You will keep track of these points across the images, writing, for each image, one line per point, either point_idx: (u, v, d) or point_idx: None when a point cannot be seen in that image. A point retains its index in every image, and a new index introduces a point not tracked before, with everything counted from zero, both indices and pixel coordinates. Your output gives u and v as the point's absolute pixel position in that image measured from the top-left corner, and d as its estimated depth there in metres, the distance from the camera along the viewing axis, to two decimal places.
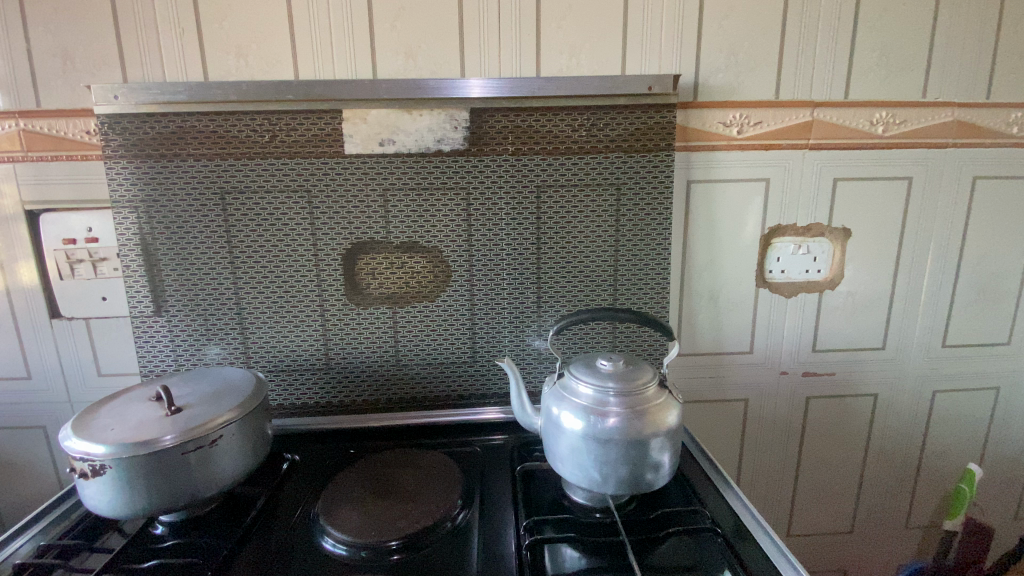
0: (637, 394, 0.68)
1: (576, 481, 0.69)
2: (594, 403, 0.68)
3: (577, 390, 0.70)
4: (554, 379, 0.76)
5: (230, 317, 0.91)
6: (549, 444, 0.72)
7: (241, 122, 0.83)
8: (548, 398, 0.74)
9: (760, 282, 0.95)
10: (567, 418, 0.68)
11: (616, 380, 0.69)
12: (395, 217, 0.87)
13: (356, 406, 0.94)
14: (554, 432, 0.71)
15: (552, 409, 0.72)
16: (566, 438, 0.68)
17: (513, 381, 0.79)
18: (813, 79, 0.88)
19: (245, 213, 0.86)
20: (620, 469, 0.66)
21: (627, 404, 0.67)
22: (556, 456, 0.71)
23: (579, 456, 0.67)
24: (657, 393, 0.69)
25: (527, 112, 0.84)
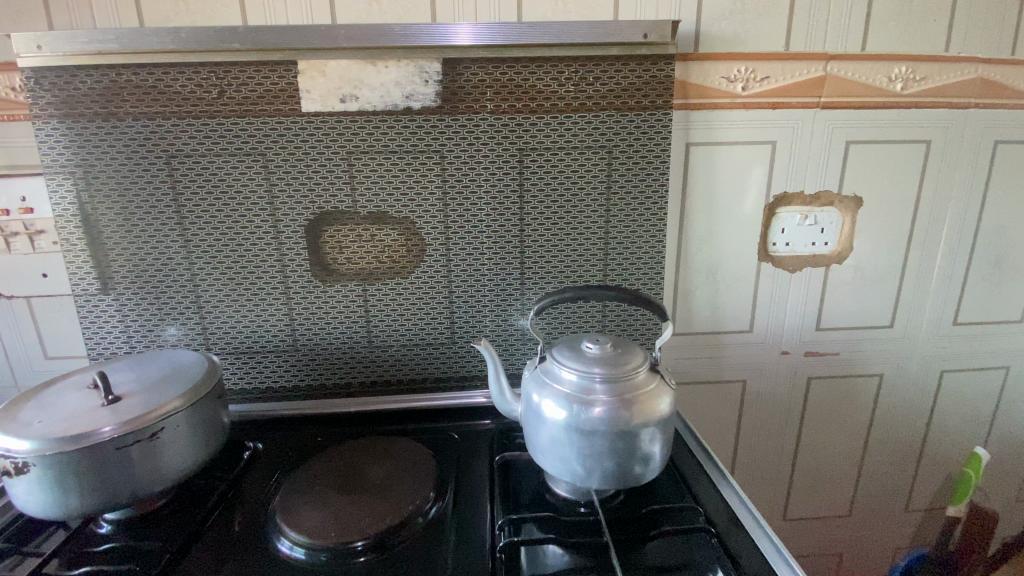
0: (626, 380, 0.61)
1: (559, 475, 0.63)
2: (577, 390, 0.61)
3: (559, 375, 0.63)
4: (536, 364, 0.69)
5: (184, 296, 0.83)
6: (529, 435, 0.66)
7: (183, 75, 0.73)
8: (528, 384, 0.67)
9: (762, 256, 0.88)
10: (548, 407, 0.62)
11: (602, 365, 0.62)
12: (362, 184, 0.78)
13: (326, 391, 0.87)
14: (534, 422, 0.64)
15: (532, 397, 0.65)
16: (547, 429, 0.62)
17: (491, 365, 0.72)
18: (828, 28, 0.79)
19: (195, 179, 0.77)
20: (607, 463, 0.59)
21: (614, 392, 0.60)
22: (537, 448, 0.64)
23: (561, 448, 0.61)
24: (648, 378, 0.62)
25: (507, 65, 0.74)
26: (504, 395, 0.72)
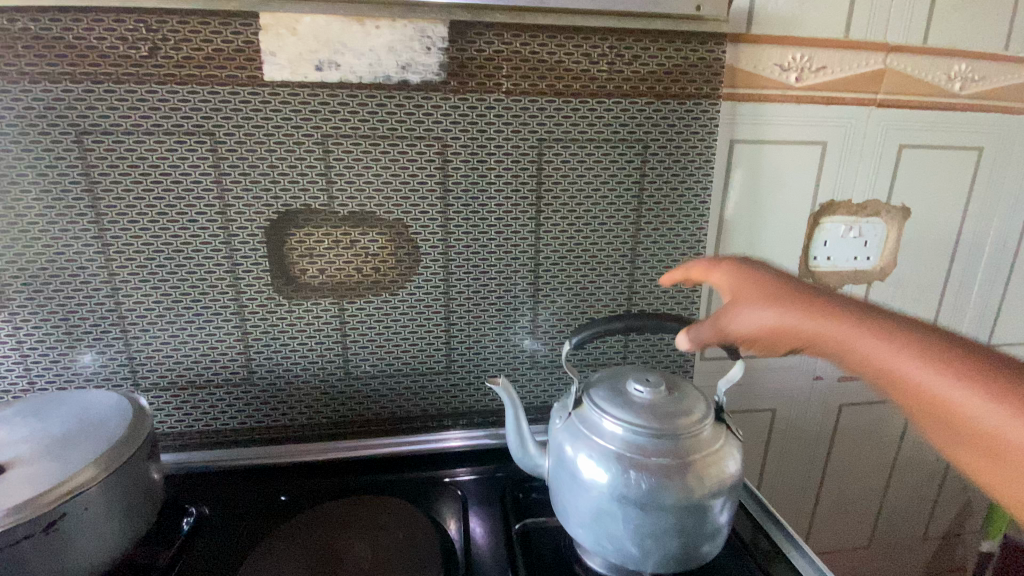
0: (692, 438, 0.48)
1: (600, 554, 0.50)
2: (634, 454, 0.47)
3: (602, 427, 0.50)
4: (567, 408, 0.55)
5: (104, 317, 0.63)
6: (560, 501, 0.52)
7: (100, 24, 0.54)
8: (559, 437, 0.53)
9: (803, 271, 0.78)
10: (594, 474, 0.48)
11: (662, 418, 0.49)
12: (341, 177, 0.62)
13: (291, 433, 0.70)
14: (570, 488, 0.50)
15: (567, 456, 0.51)
16: (592, 502, 0.48)
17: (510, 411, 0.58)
18: (892, 15, 0.69)
19: (118, 164, 0.58)
20: (669, 545, 0.47)
21: (681, 456, 0.47)
22: (573, 520, 0.51)
23: (610, 526, 0.48)
24: (715, 433, 0.50)
25: (530, 34, 0.60)
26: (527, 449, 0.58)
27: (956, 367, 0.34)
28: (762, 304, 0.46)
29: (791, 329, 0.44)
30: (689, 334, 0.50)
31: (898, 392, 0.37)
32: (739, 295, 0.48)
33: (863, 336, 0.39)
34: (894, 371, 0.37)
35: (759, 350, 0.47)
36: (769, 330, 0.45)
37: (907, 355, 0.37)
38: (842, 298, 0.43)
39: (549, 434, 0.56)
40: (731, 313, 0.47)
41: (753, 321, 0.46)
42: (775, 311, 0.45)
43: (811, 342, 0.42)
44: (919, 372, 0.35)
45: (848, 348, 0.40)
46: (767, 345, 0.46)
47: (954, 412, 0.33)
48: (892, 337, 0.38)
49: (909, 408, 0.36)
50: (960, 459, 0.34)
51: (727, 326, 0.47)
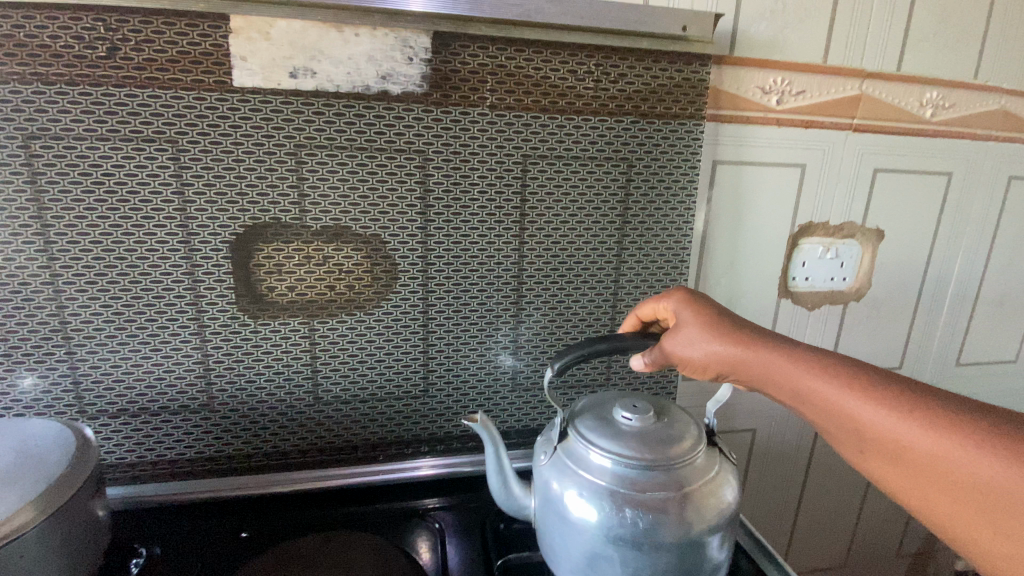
0: (688, 469, 0.46)
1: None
2: (628, 490, 0.45)
3: (590, 461, 0.47)
4: (552, 442, 0.52)
5: (47, 337, 0.58)
6: (549, 543, 0.49)
7: (51, 19, 0.50)
8: (545, 473, 0.50)
9: (782, 292, 0.79)
10: (585, 514, 0.45)
11: (654, 449, 0.47)
12: (315, 190, 0.59)
13: (255, 462, 0.65)
14: (560, 530, 0.47)
15: (555, 493, 0.48)
16: (584, 545, 0.45)
17: (491, 452, 0.55)
18: (868, 42, 0.70)
19: (67, 172, 0.54)
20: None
21: (677, 490, 0.45)
22: (563, 563, 0.48)
23: (604, 569, 0.45)
24: (710, 462, 0.48)
25: (515, 47, 0.59)
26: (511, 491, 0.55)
27: (924, 419, 0.38)
28: (717, 338, 0.50)
29: (749, 363, 0.48)
30: (643, 357, 0.54)
31: (869, 442, 0.40)
32: (692, 326, 0.52)
33: (827, 385, 0.43)
34: (866, 422, 0.40)
35: (710, 375, 0.52)
36: (726, 359, 0.50)
37: (876, 412, 0.40)
38: (796, 342, 0.48)
39: (534, 468, 0.53)
40: (684, 344, 0.51)
41: (708, 351, 0.50)
42: (731, 346, 0.49)
43: (767, 376, 0.47)
44: (895, 425, 0.39)
45: (813, 395, 0.44)
46: (719, 371, 0.51)
47: (932, 463, 0.37)
48: (860, 389, 0.41)
49: (877, 447, 0.40)
50: (924, 500, 0.38)
51: (679, 353, 0.52)
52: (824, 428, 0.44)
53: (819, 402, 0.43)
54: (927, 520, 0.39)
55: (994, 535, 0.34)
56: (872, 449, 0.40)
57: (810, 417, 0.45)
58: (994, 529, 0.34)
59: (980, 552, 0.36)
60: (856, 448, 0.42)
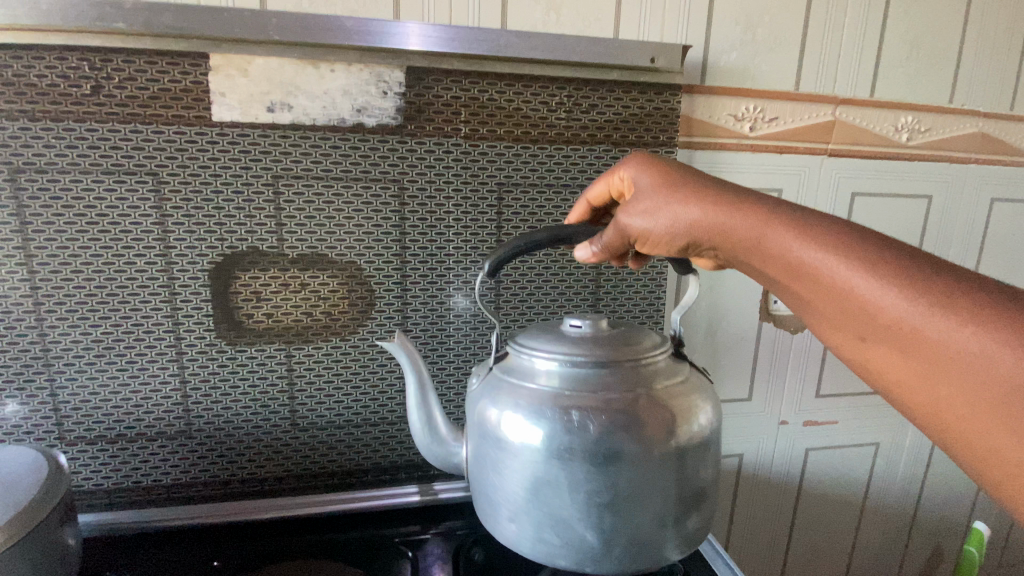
0: (646, 368, 0.44)
1: (551, 556, 0.43)
2: (574, 392, 0.42)
3: (534, 370, 0.45)
4: (490, 372, 0.49)
5: (28, 365, 0.59)
6: (493, 490, 0.45)
7: (39, 60, 0.52)
8: (483, 401, 0.46)
9: (763, 315, 0.79)
10: (528, 433, 0.42)
11: (604, 350, 0.44)
12: (292, 218, 0.60)
13: (232, 487, 0.66)
14: (503, 464, 0.43)
15: (495, 420, 0.44)
16: (531, 474, 0.42)
17: (414, 392, 0.53)
18: (838, 71, 0.72)
19: (51, 204, 0.55)
20: (635, 517, 0.41)
21: (631, 391, 0.42)
22: (512, 511, 0.43)
23: (557, 501, 0.41)
24: (671, 371, 0.46)
25: (488, 80, 0.61)
26: (438, 434, 0.53)
27: (942, 301, 0.30)
28: (694, 204, 0.43)
29: (729, 233, 0.41)
30: (590, 246, 0.48)
31: (868, 322, 0.33)
32: (660, 195, 0.44)
33: (824, 256, 0.35)
34: (868, 300, 0.33)
35: (676, 250, 0.45)
36: (699, 230, 0.43)
37: (879, 286, 0.33)
38: (794, 206, 0.40)
39: (468, 402, 0.49)
40: (648, 215, 0.45)
41: (679, 221, 0.43)
42: (708, 211, 0.42)
43: (749, 248, 0.40)
44: (902, 303, 0.31)
45: (806, 267, 0.36)
46: (687, 245, 0.44)
47: (945, 351, 0.30)
48: (867, 260, 0.34)
49: (875, 331, 0.33)
50: (922, 393, 0.32)
51: (636, 227, 0.45)
52: (814, 307, 0.37)
53: (808, 280, 0.36)
54: (917, 418, 0.33)
55: (1003, 437, 0.28)
56: (870, 331, 0.34)
57: (796, 293, 0.38)
58: (1005, 429, 0.28)
59: (975, 456, 0.30)
60: (851, 331, 0.35)
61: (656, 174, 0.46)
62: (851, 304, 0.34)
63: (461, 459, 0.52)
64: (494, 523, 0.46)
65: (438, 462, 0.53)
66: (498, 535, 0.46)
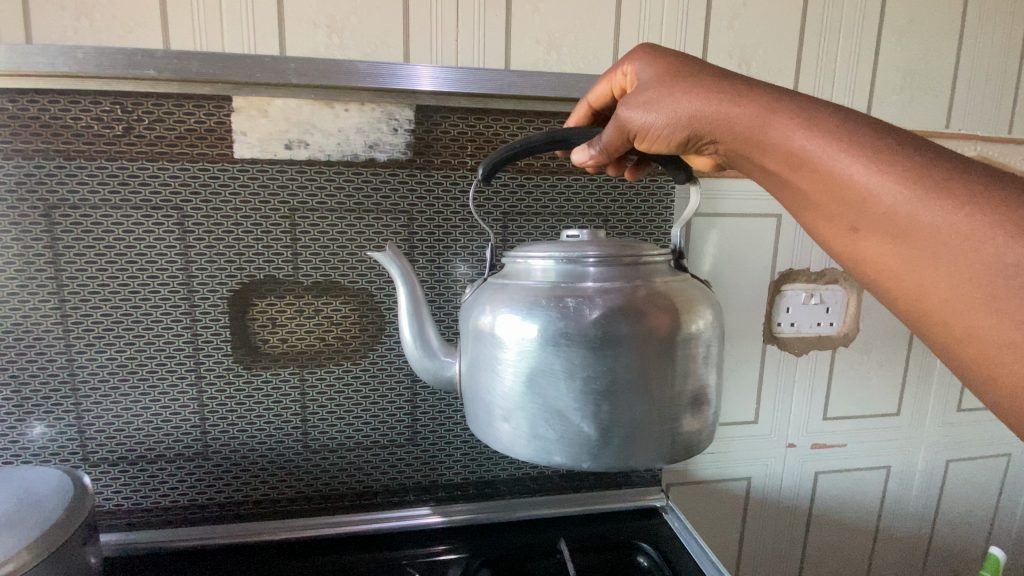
0: (646, 267, 0.43)
1: (547, 453, 0.40)
2: (568, 284, 0.41)
3: (529, 274, 0.43)
4: (483, 283, 0.48)
5: (56, 389, 0.62)
6: (486, 391, 0.43)
7: (77, 106, 0.57)
8: (475, 311, 0.44)
9: (768, 338, 0.80)
10: (520, 326, 0.40)
11: (601, 246, 0.43)
12: (307, 247, 0.63)
13: (246, 509, 0.67)
14: (495, 361, 0.41)
15: (487, 326, 0.42)
16: (525, 363, 0.39)
17: (406, 306, 0.52)
18: (832, 100, 0.75)
19: (84, 238, 0.59)
20: (635, 409, 0.39)
21: (629, 281, 0.41)
22: (506, 408, 0.41)
23: (553, 392, 0.39)
24: (670, 272, 0.44)
25: (493, 116, 0.64)
26: (430, 350, 0.51)
27: (942, 187, 0.29)
28: (693, 93, 0.39)
29: (726, 124, 0.38)
30: (589, 148, 0.45)
31: (862, 213, 0.32)
32: (660, 87, 0.41)
33: (824, 144, 0.33)
34: (865, 188, 0.31)
35: (675, 149, 0.42)
36: (700, 122, 0.39)
37: (878, 173, 0.31)
38: (796, 93, 0.37)
39: (462, 315, 0.48)
40: (649, 107, 0.41)
41: (679, 112, 0.40)
42: (708, 99, 0.39)
43: (746, 141, 0.38)
44: (899, 190, 0.30)
45: (804, 158, 0.34)
46: (688, 140, 0.41)
47: (940, 236, 0.29)
48: (868, 146, 0.32)
49: (870, 220, 0.32)
50: (910, 282, 0.31)
51: (637, 122, 0.41)
52: (809, 200, 0.35)
53: (806, 171, 0.35)
54: (902, 310, 0.33)
55: (990, 320, 0.28)
56: (864, 221, 0.32)
57: (791, 186, 0.37)
58: (992, 316, 0.28)
59: (958, 346, 0.30)
60: (845, 222, 0.34)
61: (655, 64, 0.42)
62: (849, 193, 0.32)
63: (453, 373, 0.50)
64: (488, 426, 0.43)
65: (430, 380, 0.51)
66: (492, 440, 0.44)
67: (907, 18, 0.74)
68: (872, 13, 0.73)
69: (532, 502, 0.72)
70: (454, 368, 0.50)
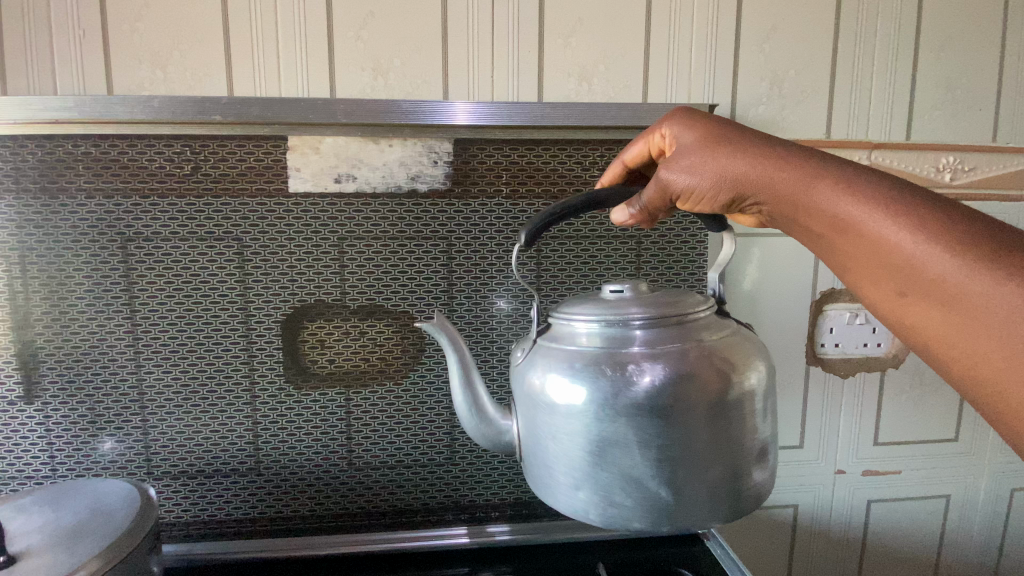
0: (694, 326, 0.43)
1: (627, 521, 0.41)
2: (617, 349, 0.42)
3: (575, 336, 0.44)
4: (530, 343, 0.49)
5: (126, 406, 0.67)
6: (551, 461, 0.43)
7: (152, 149, 0.63)
8: (525, 371, 0.46)
9: (811, 359, 0.78)
10: (571, 392, 0.41)
11: (645, 304, 0.44)
12: (354, 273, 0.67)
13: (296, 524, 0.70)
14: (556, 429, 0.42)
15: (538, 389, 0.43)
16: (592, 432, 0.40)
17: (457, 374, 0.53)
18: (869, 117, 0.74)
19: (156, 267, 0.65)
20: (707, 470, 0.40)
21: (680, 342, 0.42)
22: (566, 473, 0.42)
23: (628, 461, 0.40)
24: (719, 324, 0.45)
25: (527, 146, 0.67)
26: (486, 416, 0.52)
27: (993, 258, 0.29)
28: (737, 155, 0.40)
29: (771, 186, 0.39)
30: (629, 209, 0.45)
31: (911, 278, 0.32)
32: (702, 150, 0.42)
33: (870, 210, 0.34)
34: (913, 255, 0.32)
35: (719, 207, 0.43)
36: (744, 183, 0.40)
37: (925, 242, 0.31)
38: (837, 158, 0.38)
39: (511, 374, 0.49)
40: (691, 169, 0.41)
41: (724, 174, 0.40)
42: (750, 162, 0.39)
43: (790, 204, 0.38)
44: (950, 261, 0.30)
45: (850, 222, 0.35)
46: (733, 199, 0.41)
47: (994, 308, 0.29)
48: (914, 215, 0.32)
49: (919, 287, 0.32)
50: (962, 353, 0.31)
51: (679, 183, 0.42)
52: (853, 264, 0.36)
53: (851, 235, 0.35)
54: (953, 380, 0.32)
55: None
56: (912, 287, 0.32)
57: (833, 248, 0.37)
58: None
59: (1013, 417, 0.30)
60: (891, 287, 0.34)
61: (694, 125, 0.44)
62: (895, 259, 0.33)
63: (511, 436, 0.50)
64: (557, 497, 0.44)
65: (488, 443, 0.52)
66: (563, 510, 0.44)
67: (945, 33, 0.73)
68: (908, 30, 0.73)
69: (570, 525, 0.72)
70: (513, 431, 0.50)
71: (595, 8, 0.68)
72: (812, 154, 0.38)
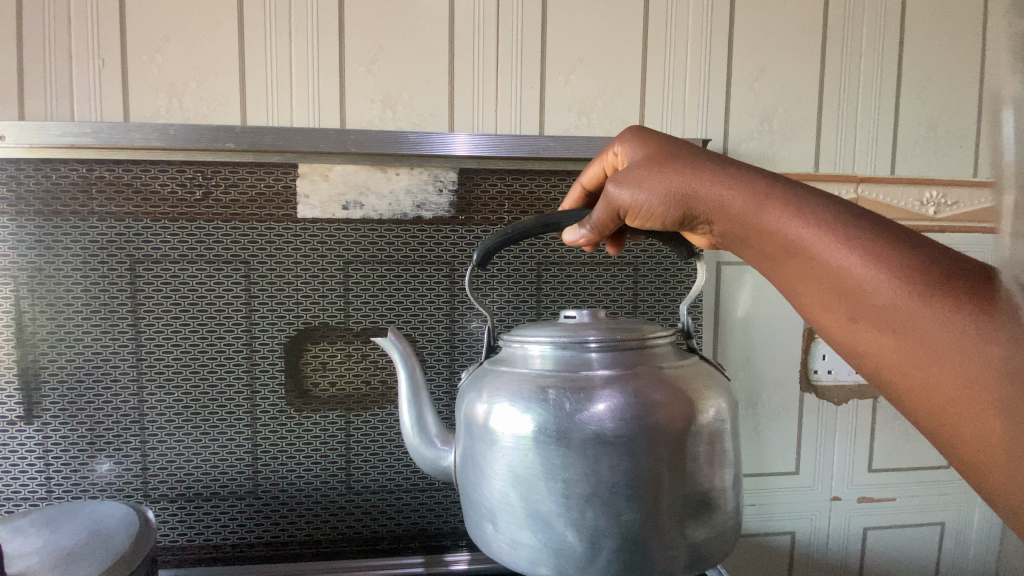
0: (648, 358, 0.44)
1: (533, 563, 0.40)
2: (565, 373, 0.42)
3: (530, 357, 0.45)
4: (478, 367, 0.49)
5: (125, 427, 0.67)
6: (476, 490, 0.43)
7: (165, 174, 0.64)
8: (472, 402, 0.45)
9: (805, 387, 0.79)
10: (518, 423, 0.40)
11: (599, 331, 0.44)
12: (358, 298, 0.68)
13: (293, 550, 0.70)
14: (499, 466, 0.41)
15: (484, 419, 0.43)
16: (511, 463, 0.40)
17: (407, 392, 0.53)
18: (856, 152, 0.77)
19: (163, 289, 0.66)
20: (623, 515, 0.38)
21: (632, 370, 0.42)
22: (513, 520, 0.40)
23: (535, 495, 0.39)
24: (676, 359, 0.45)
25: (528, 177, 0.70)
26: (429, 436, 0.51)
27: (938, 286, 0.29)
28: (687, 175, 0.42)
29: (721, 206, 0.40)
30: (579, 229, 0.48)
31: (863, 305, 0.32)
32: (651, 167, 0.43)
33: (820, 234, 0.34)
34: (863, 280, 0.32)
35: (670, 225, 0.44)
36: (693, 202, 0.41)
37: (874, 265, 0.32)
38: (786, 181, 0.39)
39: (459, 397, 0.48)
40: (639, 187, 0.43)
41: (672, 192, 0.42)
42: (699, 183, 0.41)
43: (740, 224, 0.39)
44: (898, 286, 0.30)
45: (802, 245, 0.35)
46: (683, 216, 0.43)
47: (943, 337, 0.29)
48: (863, 239, 0.33)
49: (872, 314, 0.32)
50: (915, 381, 0.30)
51: (626, 199, 0.44)
52: (805, 288, 0.36)
53: (803, 259, 0.35)
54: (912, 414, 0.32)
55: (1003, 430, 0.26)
56: (864, 313, 0.32)
57: (787, 272, 0.37)
58: (1000, 419, 0.27)
59: (965, 448, 0.29)
60: (843, 314, 0.33)
61: (641, 146, 0.46)
62: (845, 284, 0.33)
63: (448, 463, 0.49)
64: (479, 530, 0.44)
65: (428, 468, 0.51)
66: (483, 546, 0.44)
67: (925, 75, 0.78)
68: (890, 72, 0.77)
69: None
70: (450, 459, 0.49)
71: (597, 47, 0.71)
72: (761, 175, 0.40)
